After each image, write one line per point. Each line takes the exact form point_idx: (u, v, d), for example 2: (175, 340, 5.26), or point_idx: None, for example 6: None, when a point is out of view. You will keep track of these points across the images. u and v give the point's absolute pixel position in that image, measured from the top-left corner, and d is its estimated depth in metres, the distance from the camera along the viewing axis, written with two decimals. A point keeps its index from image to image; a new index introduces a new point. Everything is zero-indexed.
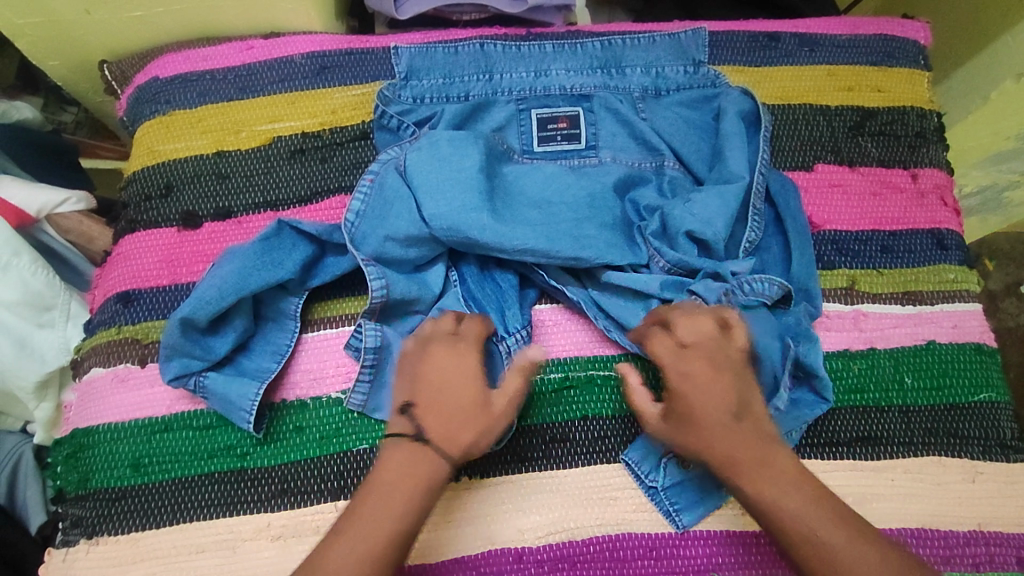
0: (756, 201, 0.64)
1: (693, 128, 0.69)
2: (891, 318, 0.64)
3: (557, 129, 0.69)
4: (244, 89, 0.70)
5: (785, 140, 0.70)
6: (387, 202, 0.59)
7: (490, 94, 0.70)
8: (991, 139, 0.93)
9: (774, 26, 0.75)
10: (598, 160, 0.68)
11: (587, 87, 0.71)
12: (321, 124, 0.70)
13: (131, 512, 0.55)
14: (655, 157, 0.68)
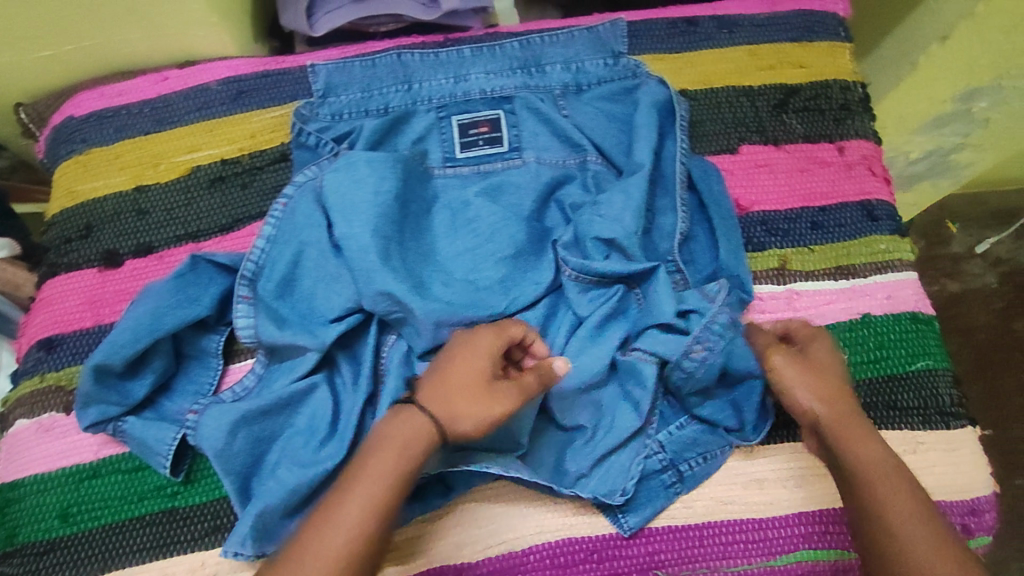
0: (681, 189, 0.63)
1: (616, 120, 0.69)
2: (825, 294, 0.64)
3: (478, 134, 0.68)
4: (160, 120, 0.69)
5: (709, 126, 0.70)
6: (296, 228, 0.59)
7: (410, 105, 0.70)
8: (928, 104, 0.94)
9: (693, 11, 0.74)
10: (522, 162, 0.68)
11: (507, 90, 0.70)
12: (240, 150, 0.69)
13: (60, 564, 0.54)
14: (578, 153, 0.68)
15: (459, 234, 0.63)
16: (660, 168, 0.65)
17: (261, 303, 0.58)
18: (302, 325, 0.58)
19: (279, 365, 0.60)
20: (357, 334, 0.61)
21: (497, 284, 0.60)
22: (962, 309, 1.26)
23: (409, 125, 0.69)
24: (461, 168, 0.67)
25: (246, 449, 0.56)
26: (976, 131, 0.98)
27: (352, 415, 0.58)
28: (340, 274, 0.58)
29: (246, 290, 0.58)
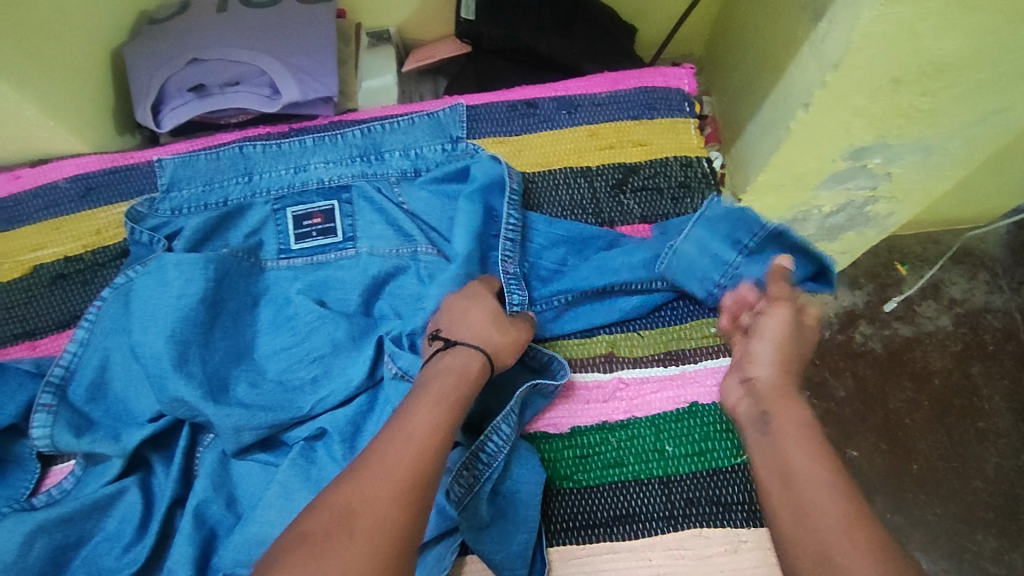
0: (512, 265, 0.64)
1: (445, 206, 0.69)
2: (652, 382, 0.63)
3: (312, 226, 0.68)
4: (10, 220, 0.71)
5: (545, 208, 0.70)
6: (107, 332, 0.60)
7: (248, 197, 0.69)
8: (817, 163, 0.85)
9: (534, 93, 0.75)
10: (355, 252, 0.67)
11: (344, 178, 0.70)
12: (84, 247, 0.70)
13: None
14: (410, 243, 0.67)
15: (278, 332, 0.63)
16: (481, 249, 0.66)
17: (64, 409, 0.58)
18: (107, 429, 0.58)
19: (89, 470, 0.59)
20: (170, 436, 0.61)
21: (309, 378, 0.61)
22: (918, 354, 1.10)
23: (244, 217, 0.68)
24: (294, 260, 0.67)
25: (40, 563, 0.54)
26: (882, 184, 0.88)
27: (156, 520, 0.56)
28: (141, 379, 0.58)
29: (48, 397, 0.58)
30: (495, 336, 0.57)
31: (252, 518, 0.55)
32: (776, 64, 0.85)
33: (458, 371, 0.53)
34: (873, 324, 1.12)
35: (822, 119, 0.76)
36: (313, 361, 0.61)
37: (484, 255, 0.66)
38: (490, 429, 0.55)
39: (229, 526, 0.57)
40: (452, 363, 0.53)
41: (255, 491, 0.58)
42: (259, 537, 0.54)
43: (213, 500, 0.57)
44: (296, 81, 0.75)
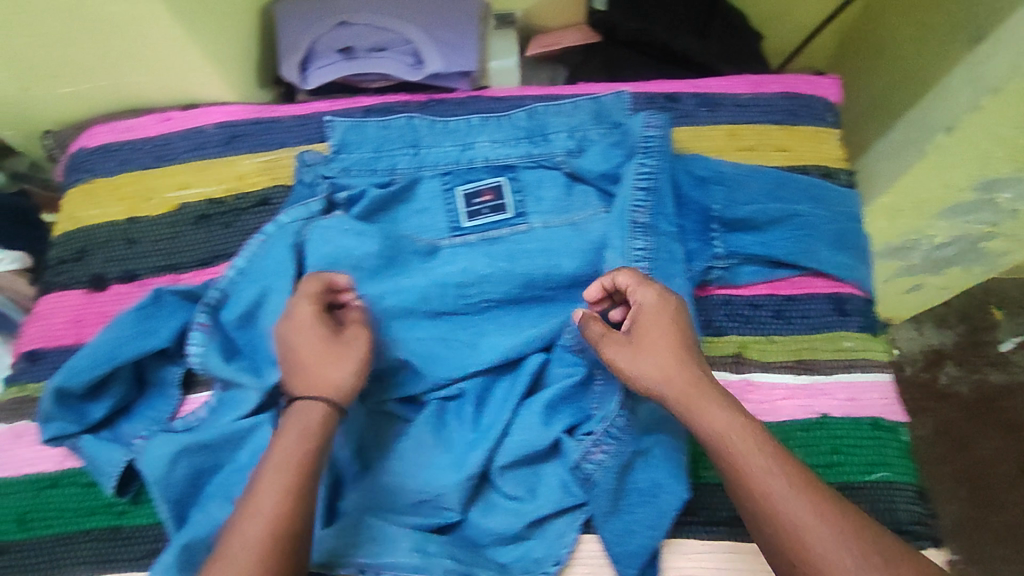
0: (640, 215, 0.64)
1: (596, 191, 0.69)
2: (783, 388, 0.60)
3: (482, 203, 0.69)
4: (159, 158, 0.75)
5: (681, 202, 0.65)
6: (261, 267, 0.61)
7: (416, 169, 0.72)
8: (942, 190, 0.79)
9: (674, 87, 0.74)
10: (527, 228, 0.68)
11: (510, 159, 0.71)
12: (226, 191, 0.73)
13: (10, 567, 0.59)
14: (570, 220, 0.68)
15: None
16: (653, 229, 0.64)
17: (216, 331, 0.60)
18: (248, 358, 0.60)
19: (227, 398, 0.61)
20: (300, 379, 0.62)
21: (447, 343, 0.61)
22: (1009, 404, 1.05)
23: (417, 189, 0.71)
24: (467, 237, 0.68)
25: (184, 481, 0.57)
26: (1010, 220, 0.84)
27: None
28: (291, 321, 0.60)
29: (204, 317, 0.60)
30: (318, 366, 0.52)
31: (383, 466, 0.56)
32: (914, 83, 0.82)
33: (299, 428, 0.50)
34: (961, 367, 1.07)
35: (964, 145, 0.73)
36: (474, 325, 0.63)
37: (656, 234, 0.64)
38: (602, 428, 0.55)
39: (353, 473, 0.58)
40: (294, 422, 0.50)
41: (375, 441, 0.58)
42: (390, 487, 0.55)
43: (346, 447, 0.58)
44: (439, 53, 0.75)
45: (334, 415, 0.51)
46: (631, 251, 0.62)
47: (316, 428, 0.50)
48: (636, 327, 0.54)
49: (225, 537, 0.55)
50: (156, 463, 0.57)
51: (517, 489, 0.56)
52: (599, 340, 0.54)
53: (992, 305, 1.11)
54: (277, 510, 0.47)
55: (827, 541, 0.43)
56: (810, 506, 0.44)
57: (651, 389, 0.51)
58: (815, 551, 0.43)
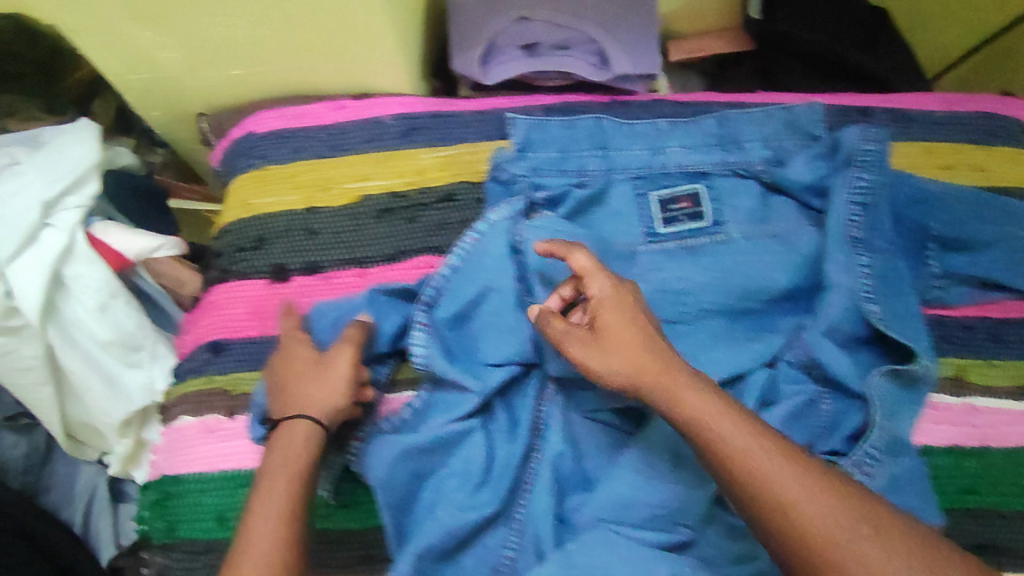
0: (855, 230, 0.64)
1: (795, 203, 0.69)
2: (1003, 413, 0.62)
3: (679, 210, 0.68)
4: (335, 147, 0.72)
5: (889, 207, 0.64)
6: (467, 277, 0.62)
7: (607, 172, 0.70)
8: None
9: (868, 102, 0.72)
10: (726, 237, 0.67)
11: (705, 166, 0.70)
12: (408, 184, 0.71)
13: (215, 564, 0.60)
14: (771, 230, 0.67)
15: (666, 299, 0.64)
16: (874, 240, 0.63)
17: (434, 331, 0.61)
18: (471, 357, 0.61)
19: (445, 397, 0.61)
20: (514, 386, 0.63)
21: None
22: None
23: (609, 192, 0.69)
24: (664, 243, 0.67)
25: (403, 483, 0.58)
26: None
27: (511, 465, 0.59)
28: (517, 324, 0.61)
29: (422, 316, 0.61)
30: (315, 384, 0.56)
31: (613, 477, 0.58)
32: None
33: (287, 448, 0.53)
34: None
35: None
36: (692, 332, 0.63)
37: (874, 246, 0.63)
38: (861, 449, 0.55)
39: (574, 483, 0.60)
40: (280, 444, 0.54)
41: (593, 454, 0.61)
42: (622, 497, 0.56)
43: (562, 461, 0.59)
44: (626, 55, 0.74)
45: (317, 431, 0.54)
46: (857, 265, 0.62)
47: (291, 442, 0.53)
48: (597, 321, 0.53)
49: (454, 542, 0.56)
50: (380, 470, 0.57)
51: None
52: (562, 338, 0.53)
53: None
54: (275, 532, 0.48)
55: (819, 515, 0.43)
56: (801, 481, 0.44)
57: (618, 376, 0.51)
58: (853, 550, 0.41)
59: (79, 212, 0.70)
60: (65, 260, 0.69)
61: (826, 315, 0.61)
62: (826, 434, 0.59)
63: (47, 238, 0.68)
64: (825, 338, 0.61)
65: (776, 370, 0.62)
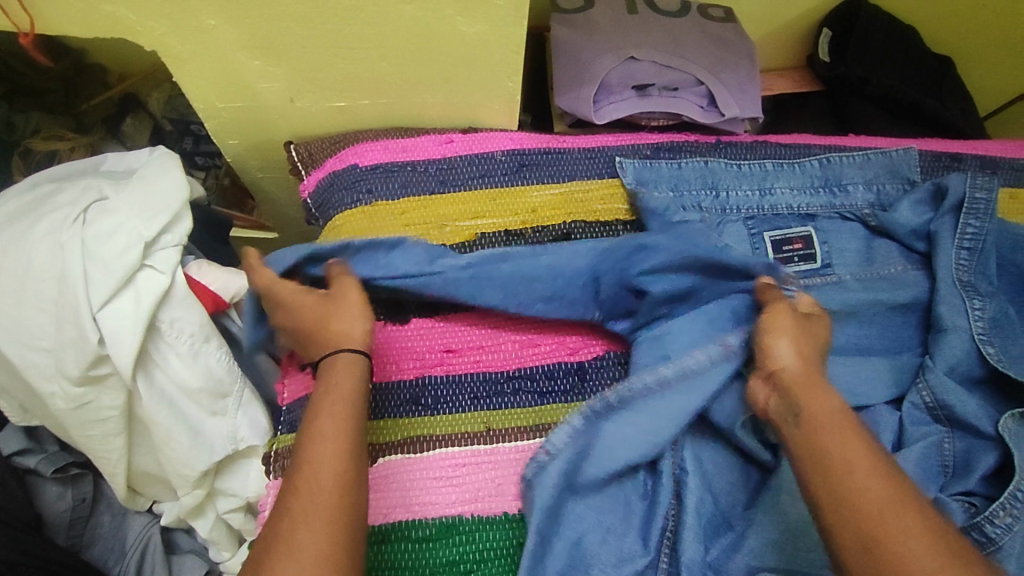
0: (964, 274, 0.66)
1: (899, 246, 0.70)
2: None
3: (793, 251, 0.69)
4: (444, 182, 0.71)
5: (993, 251, 0.67)
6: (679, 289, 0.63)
7: (720, 211, 0.71)
8: None
9: (955, 149, 0.76)
10: (838, 279, 0.68)
11: (814, 207, 0.72)
12: (522, 223, 0.70)
13: None
14: (879, 269, 0.69)
15: None
16: (980, 281, 0.66)
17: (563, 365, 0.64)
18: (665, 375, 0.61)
19: (618, 424, 0.59)
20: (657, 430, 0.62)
21: None
22: None
23: (721, 229, 0.70)
24: None
25: (563, 552, 0.56)
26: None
27: (660, 514, 0.57)
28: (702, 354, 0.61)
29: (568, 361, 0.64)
30: (340, 315, 0.58)
31: (760, 523, 0.57)
32: None
33: (334, 376, 0.54)
34: None
35: None
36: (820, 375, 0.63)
37: (982, 287, 0.65)
38: (1007, 492, 0.55)
39: (717, 528, 0.58)
40: (327, 372, 0.55)
41: (733, 499, 0.60)
42: (773, 543, 0.56)
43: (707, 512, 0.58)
44: (731, 96, 0.76)
45: (361, 363, 0.56)
46: (972, 309, 0.64)
47: (339, 375, 0.54)
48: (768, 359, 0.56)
49: None
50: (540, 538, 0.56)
51: None
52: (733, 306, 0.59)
53: None
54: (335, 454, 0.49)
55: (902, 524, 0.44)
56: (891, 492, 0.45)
57: (778, 356, 0.56)
58: (892, 534, 0.43)
59: (176, 251, 0.66)
60: (162, 304, 0.65)
61: (945, 356, 0.62)
62: (954, 474, 0.59)
63: (145, 281, 0.64)
64: (948, 379, 0.61)
65: (901, 413, 0.62)
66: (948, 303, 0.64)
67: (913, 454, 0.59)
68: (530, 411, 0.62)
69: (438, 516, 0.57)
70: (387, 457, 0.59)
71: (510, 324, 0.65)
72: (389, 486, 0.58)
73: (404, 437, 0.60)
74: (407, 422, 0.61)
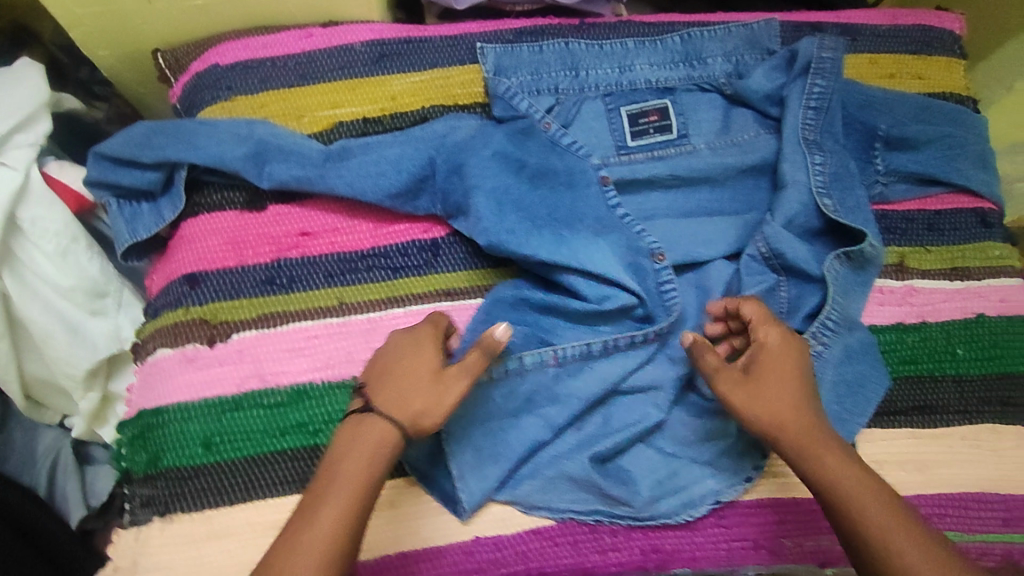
0: (810, 133, 0.67)
1: (755, 113, 0.71)
2: (941, 293, 0.66)
3: (648, 123, 0.70)
4: (305, 75, 0.71)
5: (838, 110, 0.67)
6: (534, 206, 0.60)
7: (579, 90, 0.71)
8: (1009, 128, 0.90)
9: (818, 19, 0.77)
10: (693, 148, 0.70)
11: (672, 81, 0.72)
12: (381, 110, 0.70)
13: (205, 489, 0.57)
14: (733, 137, 0.70)
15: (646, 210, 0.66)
16: (824, 139, 0.67)
17: (413, 245, 0.65)
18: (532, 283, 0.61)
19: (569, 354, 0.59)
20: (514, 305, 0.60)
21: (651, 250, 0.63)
22: None
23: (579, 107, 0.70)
24: (635, 155, 0.69)
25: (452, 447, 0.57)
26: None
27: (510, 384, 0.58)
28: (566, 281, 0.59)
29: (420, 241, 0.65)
30: (420, 392, 0.50)
31: None
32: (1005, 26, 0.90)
33: (370, 444, 0.48)
34: None
35: None
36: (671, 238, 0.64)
37: (827, 145, 0.66)
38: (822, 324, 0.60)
39: None
40: (363, 439, 0.48)
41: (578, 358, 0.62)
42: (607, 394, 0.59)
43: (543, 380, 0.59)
44: None
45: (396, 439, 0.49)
46: (813, 165, 0.65)
47: (369, 440, 0.48)
48: (754, 365, 0.53)
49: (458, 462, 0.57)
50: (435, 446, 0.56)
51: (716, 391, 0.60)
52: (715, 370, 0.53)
53: None
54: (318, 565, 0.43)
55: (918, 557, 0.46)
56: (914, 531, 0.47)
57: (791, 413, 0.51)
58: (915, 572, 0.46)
59: (32, 149, 0.67)
60: (20, 201, 0.66)
61: (784, 210, 0.64)
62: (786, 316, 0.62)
63: None
64: (784, 233, 0.63)
65: (740, 265, 0.63)
66: (792, 162, 0.65)
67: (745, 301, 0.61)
68: (381, 286, 0.63)
69: (290, 384, 0.60)
70: (240, 333, 0.61)
71: (364, 206, 0.66)
72: (244, 358, 0.60)
73: (257, 314, 0.62)
74: (262, 300, 0.62)
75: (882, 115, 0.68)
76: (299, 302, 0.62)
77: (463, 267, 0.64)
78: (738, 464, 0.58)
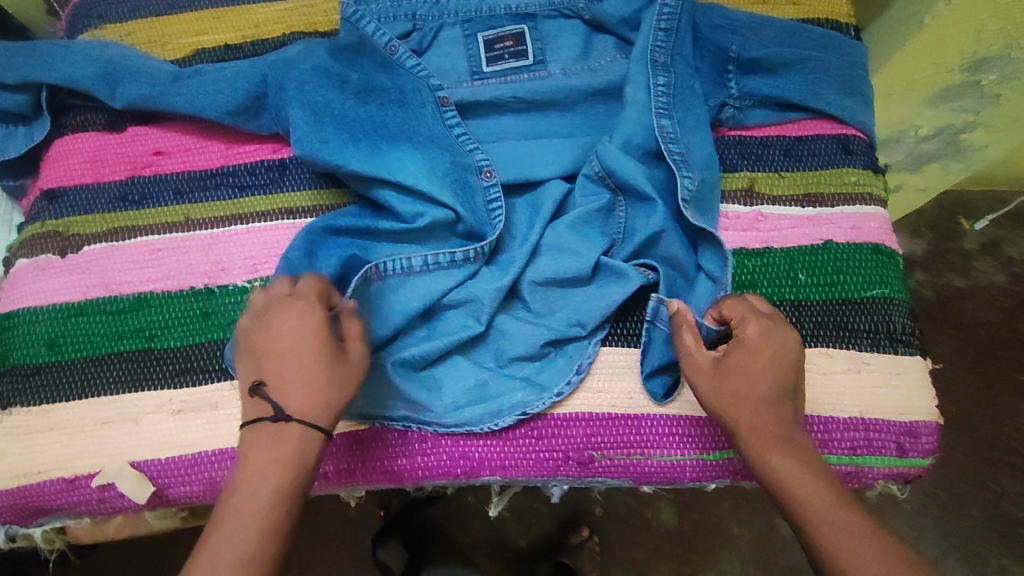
0: (660, 55, 0.65)
1: (615, 39, 0.70)
2: (790, 219, 0.65)
3: (504, 48, 0.69)
4: (173, 4, 0.73)
5: (690, 31, 0.66)
6: (359, 120, 0.61)
7: (435, 17, 0.69)
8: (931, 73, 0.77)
9: None
10: (548, 74, 0.69)
11: (531, 6, 0.70)
12: (243, 38, 0.72)
13: (45, 385, 0.60)
14: (589, 62, 0.69)
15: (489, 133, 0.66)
16: (673, 60, 0.65)
17: (259, 165, 0.67)
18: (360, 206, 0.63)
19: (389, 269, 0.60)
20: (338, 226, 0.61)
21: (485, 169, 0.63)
22: (970, 306, 1.12)
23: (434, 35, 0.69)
24: (488, 81, 0.68)
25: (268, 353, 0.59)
26: (987, 108, 0.80)
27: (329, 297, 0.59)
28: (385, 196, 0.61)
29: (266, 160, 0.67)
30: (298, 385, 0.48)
31: None
32: None
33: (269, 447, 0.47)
34: (929, 272, 1.14)
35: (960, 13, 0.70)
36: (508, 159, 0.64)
37: (675, 67, 0.65)
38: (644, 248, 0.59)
39: None
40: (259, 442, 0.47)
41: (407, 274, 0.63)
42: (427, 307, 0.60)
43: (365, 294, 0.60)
44: None
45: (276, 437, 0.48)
46: (655, 86, 0.64)
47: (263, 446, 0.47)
48: (726, 359, 0.53)
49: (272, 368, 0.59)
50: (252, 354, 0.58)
51: (540, 308, 0.61)
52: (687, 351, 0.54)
53: (958, 215, 1.18)
54: (244, 554, 0.43)
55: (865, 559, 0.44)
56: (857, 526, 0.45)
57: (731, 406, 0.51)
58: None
59: None
60: None
61: (622, 131, 0.63)
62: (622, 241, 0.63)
63: None
64: (618, 152, 0.62)
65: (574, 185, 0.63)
66: (635, 83, 0.64)
67: (572, 221, 0.61)
68: (227, 203, 0.66)
69: (133, 292, 0.63)
70: (90, 245, 0.64)
71: (217, 128, 0.68)
72: (91, 268, 0.63)
73: (107, 228, 0.65)
74: (113, 215, 0.65)
75: (738, 39, 0.67)
76: (148, 217, 0.65)
77: (307, 185, 0.66)
78: (552, 378, 0.59)
